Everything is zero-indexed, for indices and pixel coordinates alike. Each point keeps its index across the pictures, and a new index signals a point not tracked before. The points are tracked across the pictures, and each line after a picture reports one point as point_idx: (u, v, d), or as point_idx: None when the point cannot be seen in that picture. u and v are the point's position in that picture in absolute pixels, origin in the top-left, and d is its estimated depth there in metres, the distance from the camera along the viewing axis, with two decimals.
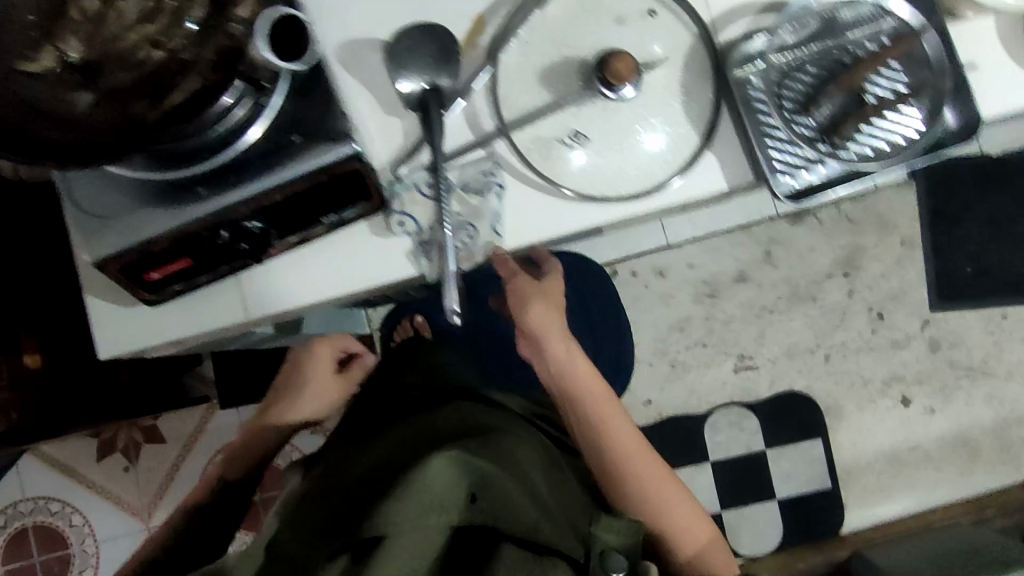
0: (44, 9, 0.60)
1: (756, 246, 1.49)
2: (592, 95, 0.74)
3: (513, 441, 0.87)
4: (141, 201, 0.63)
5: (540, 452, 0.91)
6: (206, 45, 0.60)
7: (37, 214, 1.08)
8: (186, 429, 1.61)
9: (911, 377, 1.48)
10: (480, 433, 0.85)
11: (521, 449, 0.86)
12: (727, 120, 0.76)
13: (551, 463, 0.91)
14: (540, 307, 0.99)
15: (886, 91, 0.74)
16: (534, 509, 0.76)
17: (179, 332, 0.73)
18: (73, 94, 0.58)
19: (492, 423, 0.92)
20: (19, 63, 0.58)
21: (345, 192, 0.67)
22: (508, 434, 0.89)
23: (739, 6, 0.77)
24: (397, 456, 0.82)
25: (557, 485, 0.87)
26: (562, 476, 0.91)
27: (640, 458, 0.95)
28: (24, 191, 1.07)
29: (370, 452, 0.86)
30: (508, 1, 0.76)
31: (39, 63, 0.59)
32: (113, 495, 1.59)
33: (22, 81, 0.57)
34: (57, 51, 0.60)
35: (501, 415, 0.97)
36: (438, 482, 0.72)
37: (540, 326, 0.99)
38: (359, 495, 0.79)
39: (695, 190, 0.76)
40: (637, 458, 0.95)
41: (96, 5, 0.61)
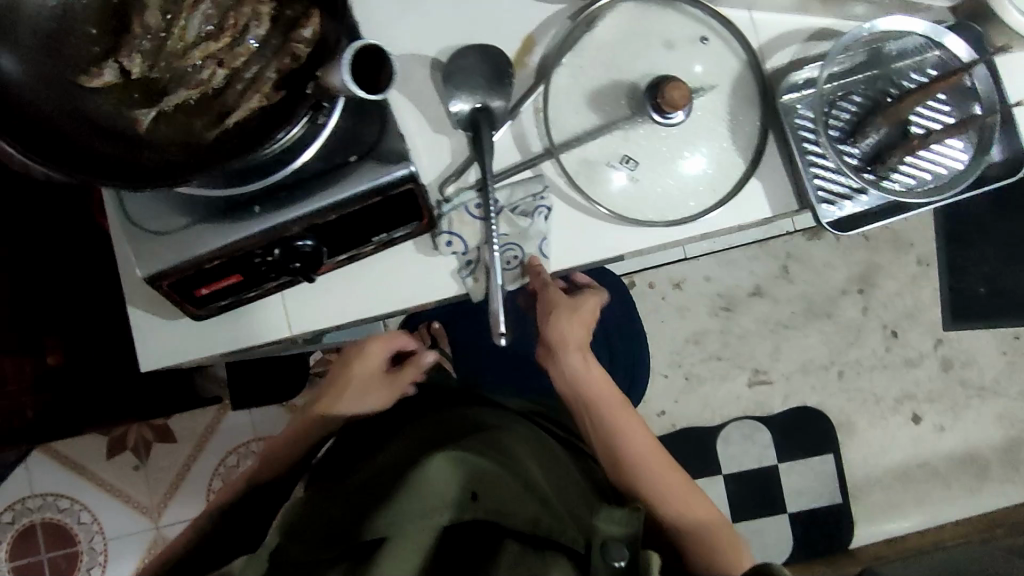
0: (111, 26, 0.61)
1: (774, 261, 1.46)
2: (642, 118, 0.75)
3: (513, 440, 0.83)
4: (196, 217, 0.63)
5: (545, 456, 0.84)
6: (269, 65, 0.60)
7: (42, 207, 1.02)
8: (198, 427, 1.41)
9: (923, 395, 1.45)
10: (484, 437, 0.80)
11: (526, 452, 0.80)
12: (772, 148, 0.77)
13: (558, 468, 0.82)
14: (566, 316, 0.84)
15: (931, 125, 0.75)
16: (533, 504, 0.68)
17: (224, 346, 0.74)
18: (139, 111, 0.60)
19: (491, 422, 0.88)
20: (85, 80, 0.59)
21: (397, 213, 0.68)
22: (514, 437, 0.83)
23: (787, 35, 0.78)
24: (398, 461, 0.76)
25: (562, 482, 0.80)
26: (572, 477, 0.83)
27: (663, 473, 0.81)
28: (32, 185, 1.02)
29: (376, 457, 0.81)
30: (559, 21, 0.77)
31: (102, 78, 0.60)
32: (122, 494, 1.38)
33: (93, 99, 0.59)
34: (120, 65, 0.61)
35: (508, 419, 0.92)
36: (432, 483, 0.67)
37: (563, 336, 0.85)
38: (357, 501, 0.72)
39: (739, 217, 0.77)
40: (659, 474, 0.81)
41: (159, 21, 0.60)
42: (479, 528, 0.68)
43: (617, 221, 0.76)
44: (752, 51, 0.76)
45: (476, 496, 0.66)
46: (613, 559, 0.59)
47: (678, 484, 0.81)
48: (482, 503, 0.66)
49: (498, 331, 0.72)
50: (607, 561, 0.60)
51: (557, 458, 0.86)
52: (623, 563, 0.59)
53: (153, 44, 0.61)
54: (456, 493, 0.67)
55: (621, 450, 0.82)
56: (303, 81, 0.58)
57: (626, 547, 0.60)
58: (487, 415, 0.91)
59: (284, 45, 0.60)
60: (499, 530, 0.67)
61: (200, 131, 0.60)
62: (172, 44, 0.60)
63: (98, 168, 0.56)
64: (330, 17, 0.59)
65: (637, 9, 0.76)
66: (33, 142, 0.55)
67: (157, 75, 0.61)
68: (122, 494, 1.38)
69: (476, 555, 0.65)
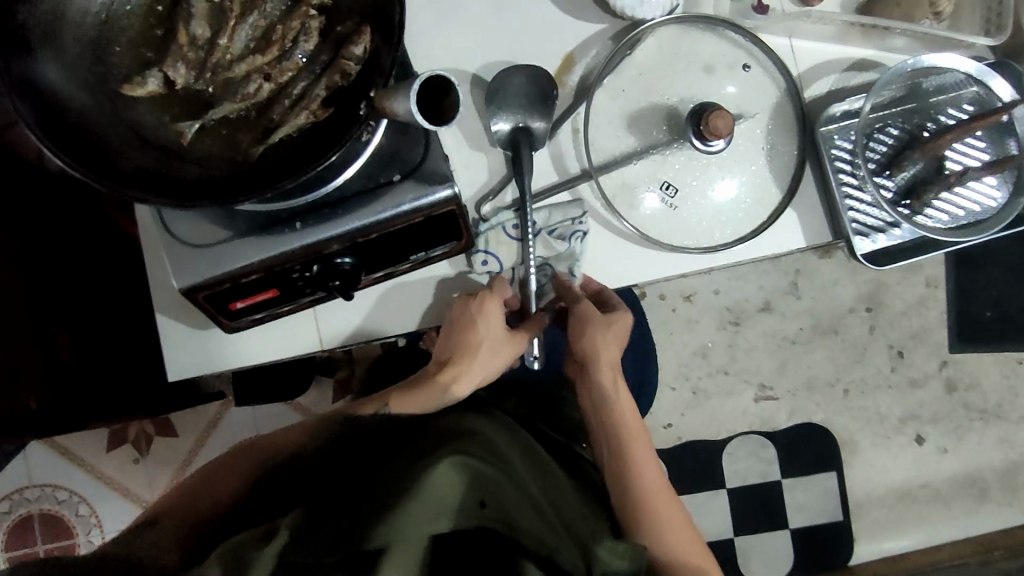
0: (157, 42, 0.60)
1: (784, 276, 1.43)
2: (680, 143, 0.75)
3: (497, 436, 0.75)
4: (237, 231, 0.63)
5: (540, 462, 0.75)
6: (317, 81, 0.59)
7: (57, 204, 1.00)
8: (201, 423, 1.36)
9: (927, 416, 1.45)
10: (471, 436, 0.72)
11: (513, 454, 0.73)
12: (808, 178, 0.77)
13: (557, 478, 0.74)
14: (604, 331, 0.78)
15: (967, 161, 0.75)
16: (535, 515, 0.64)
17: (255, 357, 0.74)
18: (182, 124, 0.59)
19: (478, 426, 0.75)
20: (127, 88, 0.58)
21: (437, 233, 0.68)
22: (499, 436, 0.76)
23: (825, 64, 0.77)
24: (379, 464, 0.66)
25: (557, 489, 0.72)
26: (561, 483, 0.75)
27: (665, 509, 0.75)
28: (43, 180, 0.99)
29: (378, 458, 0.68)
30: (599, 40, 0.76)
31: (145, 87, 0.59)
32: (120, 488, 1.34)
33: (139, 114, 0.59)
34: (164, 73, 0.59)
35: (495, 423, 0.78)
36: (439, 488, 0.63)
37: (597, 353, 0.79)
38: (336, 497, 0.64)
39: (772, 245, 0.77)
40: (663, 506, 0.76)
41: (206, 34, 0.59)
42: (475, 533, 0.61)
43: (653, 245, 0.76)
44: (792, 78, 0.75)
45: (484, 504, 0.63)
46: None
47: (679, 525, 0.75)
48: (492, 512, 0.62)
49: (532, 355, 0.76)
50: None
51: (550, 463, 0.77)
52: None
53: (201, 55, 0.60)
54: (459, 499, 0.63)
55: (633, 470, 0.77)
56: (352, 102, 0.58)
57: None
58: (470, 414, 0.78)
59: (333, 61, 0.59)
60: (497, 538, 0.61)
61: (245, 146, 0.59)
62: (219, 57, 0.59)
63: (143, 181, 0.56)
64: (382, 38, 0.58)
65: (677, 31, 0.75)
66: (79, 153, 0.55)
67: (203, 88, 0.60)
68: (121, 488, 1.34)
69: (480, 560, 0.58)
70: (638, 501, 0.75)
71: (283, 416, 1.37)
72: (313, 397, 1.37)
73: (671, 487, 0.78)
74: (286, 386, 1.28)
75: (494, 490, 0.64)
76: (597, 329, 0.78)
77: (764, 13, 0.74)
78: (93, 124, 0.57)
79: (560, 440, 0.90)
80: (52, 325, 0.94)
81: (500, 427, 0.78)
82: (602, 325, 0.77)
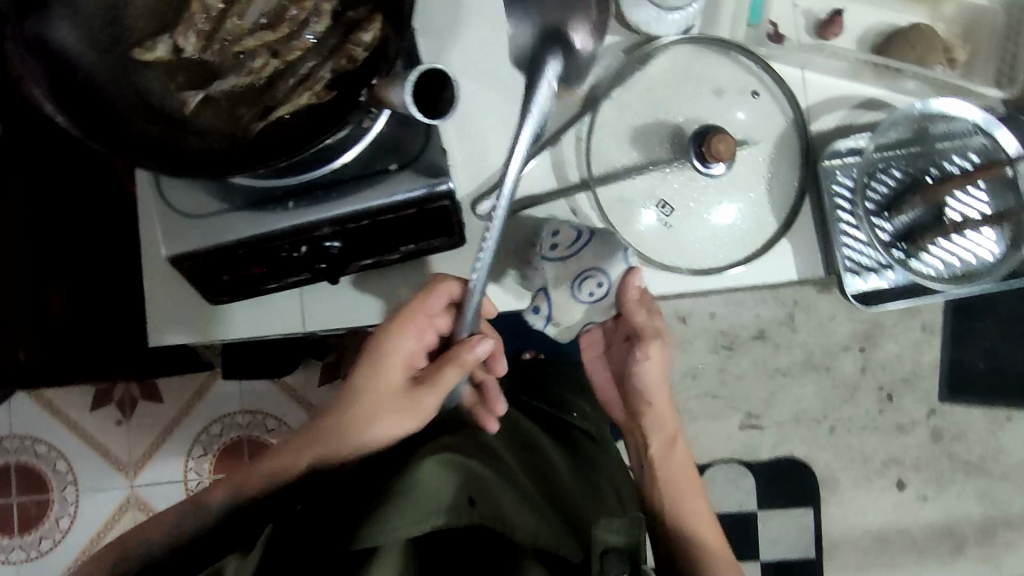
0: (168, 8, 0.60)
1: (781, 307, 1.42)
2: (682, 163, 0.75)
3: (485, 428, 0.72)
4: (231, 204, 0.63)
5: (541, 464, 0.72)
6: (324, 63, 0.59)
7: (60, 158, 1.00)
8: (187, 392, 1.36)
9: (910, 462, 1.43)
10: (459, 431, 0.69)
11: (508, 455, 0.69)
12: (808, 209, 0.77)
13: (562, 478, 0.71)
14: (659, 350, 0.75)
15: (968, 211, 0.75)
16: (531, 510, 0.58)
17: (238, 331, 0.75)
18: (186, 93, 0.60)
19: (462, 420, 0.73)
20: (138, 52, 0.59)
21: (428, 227, 0.68)
22: (495, 439, 0.72)
23: (836, 99, 0.77)
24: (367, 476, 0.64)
25: (544, 476, 0.70)
26: (563, 474, 0.73)
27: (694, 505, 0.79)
28: (47, 133, 0.99)
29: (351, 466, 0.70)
30: (612, 52, 0.76)
31: (153, 52, 0.59)
32: (99, 448, 1.34)
33: (144, 78, 0.59)
34: (174, 41, 0.60)
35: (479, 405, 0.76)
36: (423, 484, 0.55)
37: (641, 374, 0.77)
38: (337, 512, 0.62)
39: (765, 275, 0.77)
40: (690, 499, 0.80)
41: (218, 4, 0.60)
42: (466, 534, 0.59)
43: (641, 261, 0.75)
44: (800, 110, 0.75)
45: (474, 501, 0.55)
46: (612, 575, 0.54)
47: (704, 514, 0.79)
48: (484, 510, 0.55)
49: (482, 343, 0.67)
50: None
51: (563, 471, 0.73)
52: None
53: (211, 25, 0.60)
54: (451, 492, 0.56)
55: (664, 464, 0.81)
56: (355, 87, 0.58)
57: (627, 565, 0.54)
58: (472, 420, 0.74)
59: (342, 46, 0.59)
60: (494, 538, 0.59)
61: (245, 122, 0.60)
62: (229, 29, 0.60)
63: (141, 145, 0.57)
64: (392, 24, 0.57)
65: (690, 52, 0.75)
66: (80, 111, 0.55)
67: (211, 59, 0.60)
68: (100, 448, 1.34)
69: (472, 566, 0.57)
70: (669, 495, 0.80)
71: (268, 394, 1.37)
72: (301, 377, 1.38)
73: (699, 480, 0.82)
74: (275, 363, 1.27)
75: (485, 485, 0.57)
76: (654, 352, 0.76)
77: (779, 42, 0.75)
78: (96, 82, 0.57)
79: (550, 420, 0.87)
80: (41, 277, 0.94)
81: (497, 432, 0.74)
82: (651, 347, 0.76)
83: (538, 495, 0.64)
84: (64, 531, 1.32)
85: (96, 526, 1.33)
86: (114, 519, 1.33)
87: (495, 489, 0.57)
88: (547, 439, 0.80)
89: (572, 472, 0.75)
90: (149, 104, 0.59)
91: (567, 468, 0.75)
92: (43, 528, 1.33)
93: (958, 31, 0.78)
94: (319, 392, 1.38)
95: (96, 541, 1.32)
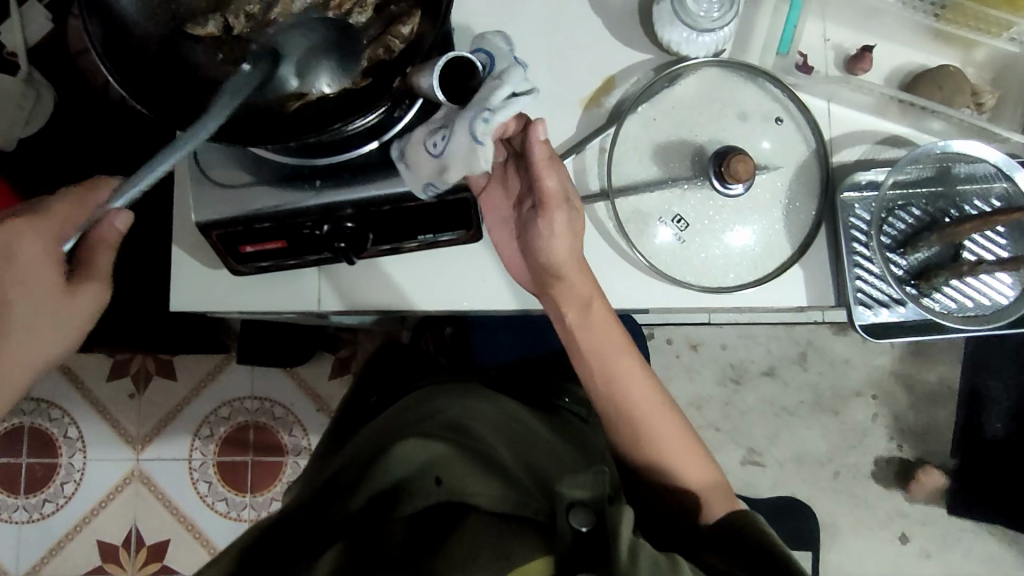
0: None
1: (793, 345, 1.41)
2: (701, 183, 0.76)
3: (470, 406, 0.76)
4: (264, 179, 0.67)
5: (534, 447, 0.73)
6: (362, 51, 0.63)
7: None
8: (200, 370, 1.39)
9: (916, 515, 1.40)
10: (442, 415, 0.73)
11: (492, 436, 0.71)
12: (823, 238, 0.77)
13: (551, 463, 0.71)
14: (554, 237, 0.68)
15: (983, 254, 0.76)
16: (496, 480, 0.60)
17: (254, 305, 0.77)
18: (229, 67, 0.63)
19: (450, 402, 0.77)
20: (191, 27, 0.63)
21: (446, 219, 0.70)
22: (484, 424, 0.72)
23: (860, 133, 0.78)
24: (361, 462, 0.69)
25: (529, 449, 0.72)
26: (557, 448, 0.76)
27: (663, 424, 0.74)
28: None
29: (340, 456, 0.75)
30: (642, 70, 0.78)
31: (205, 28, 0.63)
32: (109, 418, 1.37)
33: (190, 46, 0.63)
34: (225, 20, 0.64)
35: (463, 392, 0.80)
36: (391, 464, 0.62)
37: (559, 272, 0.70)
38: (338, 492, 0.66)
39: (775, 299, 0.77)
40: (656, 422, 0.74)
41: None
42: (440, 513, 0.59)
43: (654, 274, 0.76)
44: (823, 139, 0.76)
45: (439, 481, 0.60)
46: (576, 524, 0.53)
47: (677, 434, 0.74)
48: (447, 488, 0.59)
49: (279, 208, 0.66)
50: (571, 526, 0.53)
51: (557, 453, 0.75)
52: (588, 530, 0.53)
53: (262, 9, 0.64)
54: (419, 474, 0.61)
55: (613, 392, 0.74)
56: (388, 74, 0.61)
57: (593, 515, 0.54)
58: (460, 404, 0.76)
59: (380, 36, 0.63)
60: (460, 511, 0.59)
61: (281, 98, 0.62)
62: (278, 14, 0.64)
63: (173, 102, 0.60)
64: (429, 19, 0.61)
65: (718, 75, 0.77)
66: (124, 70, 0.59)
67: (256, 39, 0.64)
68: (110, 418, 1.37)
69: (439, 532, 0.57)
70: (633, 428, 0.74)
71: (278, 381, 1.39)
72: (313, 370, 1.40)
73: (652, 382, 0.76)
74: (289, 351, 1.30)
75: (450, 463, 0.62)
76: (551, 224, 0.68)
77: (807, 73, 0.78)
78: (146, 46, 0.61)
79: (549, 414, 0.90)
80: None
81: (500, 419, 0.75)
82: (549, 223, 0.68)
83: (520, 473, 0.65)
84: (68, 496, 1.35)
85: (97, 494, 1.35)
86: (116, 490, 1.35)
87: (458, 468, 0.61)
88: (543, 423, 0.81)
89: (564, 452, 0.76)
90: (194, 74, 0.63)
91: (565, 454, 0.76)
92: (47, 491, 1.35)
93: (988, 76, 0.79)
94: (327, 385, 1.40)
95: (96, 510, 1.35)
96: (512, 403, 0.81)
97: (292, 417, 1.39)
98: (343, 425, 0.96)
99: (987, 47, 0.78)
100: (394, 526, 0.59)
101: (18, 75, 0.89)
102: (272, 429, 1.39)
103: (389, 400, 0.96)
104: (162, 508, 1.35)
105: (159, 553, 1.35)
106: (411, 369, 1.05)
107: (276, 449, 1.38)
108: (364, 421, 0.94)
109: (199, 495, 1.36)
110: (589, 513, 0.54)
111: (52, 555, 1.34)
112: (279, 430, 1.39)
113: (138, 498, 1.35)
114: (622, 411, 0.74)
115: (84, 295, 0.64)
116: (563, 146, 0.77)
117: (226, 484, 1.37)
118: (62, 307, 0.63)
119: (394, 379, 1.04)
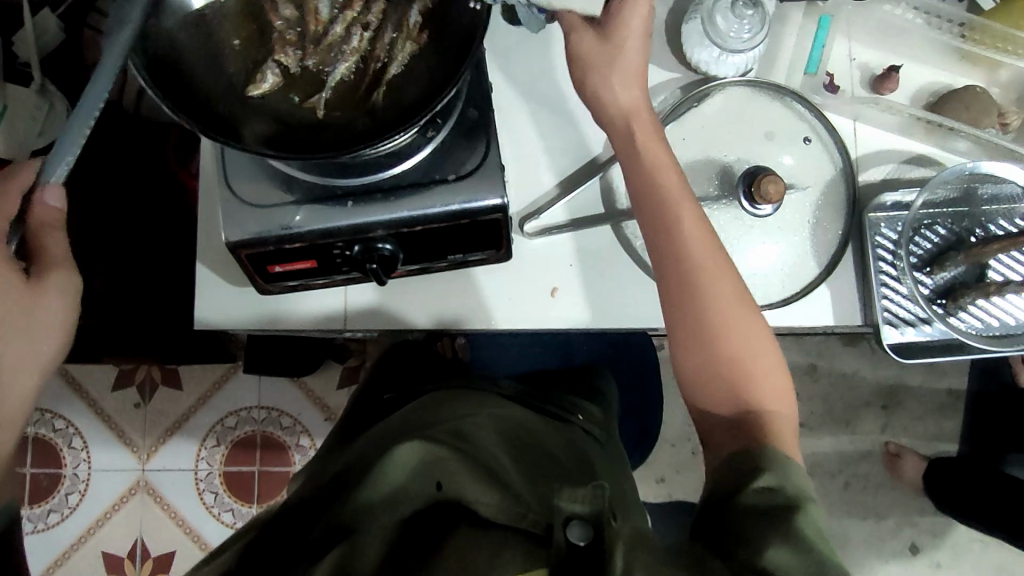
0: (248, 33, 0.65)
1: (804, 356, 1.41)
2: (729, 201, 0.76)
3: (479, 416, 0.72)
4: (306, 199, 0.66)
5: (545, 459, 0.68)
6: (410, 6, 0.64)
7: None
8: (207, 379, 1.38)
9: (926, 526, 1.39)
10: (443, 425, 0.67)
11: (498, 447, 0.65)
12: (850, 255, 0.77)
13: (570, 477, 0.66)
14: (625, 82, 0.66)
15: (1010, 273, 0.76)
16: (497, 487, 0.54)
17: (276, 320, 0.77)
18: (312, 99, 0.63)
19: (462, 410, 0.75)
20: (252, 86, 0.62)
21: (476, 240, 0.71)
22: (489, 435, 0.67)
23: (885, 152, 0.78)
24: (369, 456, 0.65)
25: (540, 459, 0.67)
26: (568, 457, 0.72)
27: (726, 309, 0.62)
28: None
29: (344, 457, 0.72)
30: (668, 89, 0.78)
31: (263, 84, 0.62)
32: (115, 428, 1.36)
33: (262, 106, 0.63)
34: (278, 64, 0.63)
35: (468, 403, 0.78)
36: (389, 471, 0.57)
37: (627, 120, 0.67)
38: (335, 494, 0.60)
39: (804, 319, 0.77)
40: (731, 314, 0.62)
41: (293, 13, 0.64)
42: (434, 518, 0.54)
43: None
44: (850, 159, 0.76)
45: (439, 486, 0.54)
46: (571, 540, 0.44)
47: (753, 326, 0.62)
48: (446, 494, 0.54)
49: (295, 225, 0.65)
50: (565, 543, 0.44)
51: (564, 462, 0.69)
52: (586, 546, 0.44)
53: (296, 33, 0.64)
54: (413, 482, 0.56)
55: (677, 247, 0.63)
56: (451, 45, 0.63)
57: (591, 528, 0.45)
58: (468, 411, 0.74)
59: None
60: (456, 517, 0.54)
61: (366, 94, 0.64)
62: (314, 28, 0.64)
63: (259, 139, 0.60)
64: None
65: (744, 94, 0.78)
66: (200, 118, 0.59)
67: (312, 63, 0.64)
68: (117, 430, 1.36)
69: (423, 543, 0.52)
70: (698, 308, 0.62)
71: (286, 391, 1.39)
72: (322, 380, 1.40)
73: (730, 263, 0.64)
74: (297, 360, 1.29)
75: (451, 466, 0.56)
76: (609, 62, 0.66)
77: (834, 92, 0.78)
78: (212, 98, 0.62)
79: (558, 414, 0.85)
80: (89, 256, 0.96)
81: (496, 429, 0.70)
82: (612, 64, 0.66)
83: (519, 483, 0.58)
84: (72, 507, 1.33)
85: (103, 505, 1.34)
86: (122, 500, 1.34)
87: (459, 467, 0.55)
88: (551, 431, 0.78)
89: (577, 456, 0.74)
90: (273, 114, 0.63)
91: (582, 463, 0.72)
92: (50, 503, 1.33)
93: (1012, 96, 0.80)
94: (335, 395, 1.40)
95: (100, 521, 1.33)
96: (517, 409, 0.80)
97: (301, 427, 1.38)
98: (357, 419, 0.94)
99: (1011, 67, 0.78)
100: (383, 528, 0.53)
101: (32, 87, 0.88)
102: (280, 440, 1.38)
103: (404, 398, 0.94)
104: (167, 518, 1.34)
105: (165, 565, 1.33)
106: (427, 371, 1.05)
107: (284, 458, 1.37)
108: (378, 419, 0.93)
109: (206, 506, 1.35)
110: (587, 526, 0.45)
111: (57, 567, 1.31)
112: (285, 440, 1.38)
113: (143, 508, 1.34)
114: (683, 268, 0.62)
115: (48, 286, 0.59)
116: (594, 162, 0.78)
117: (233, 496, 1.36)
118: (20, 318, 0.58)
119: (410, 376, 1.04)
